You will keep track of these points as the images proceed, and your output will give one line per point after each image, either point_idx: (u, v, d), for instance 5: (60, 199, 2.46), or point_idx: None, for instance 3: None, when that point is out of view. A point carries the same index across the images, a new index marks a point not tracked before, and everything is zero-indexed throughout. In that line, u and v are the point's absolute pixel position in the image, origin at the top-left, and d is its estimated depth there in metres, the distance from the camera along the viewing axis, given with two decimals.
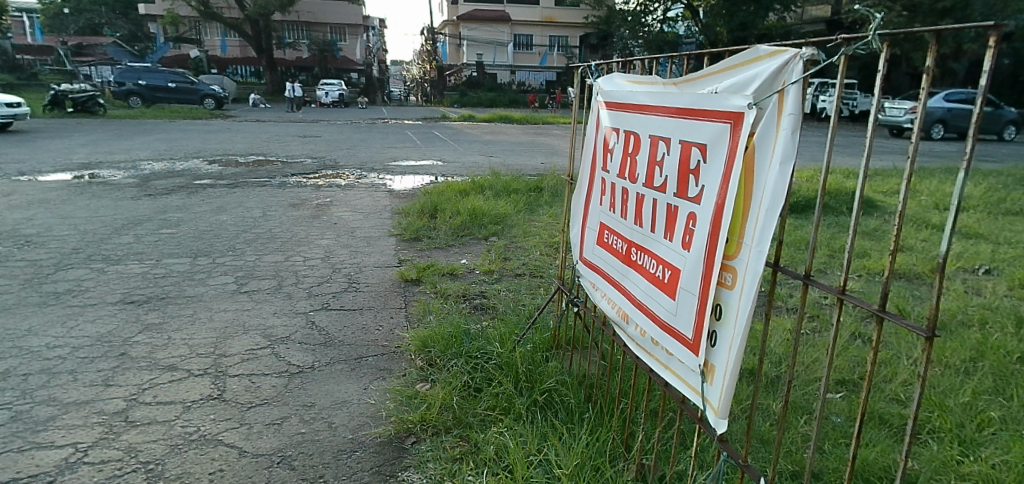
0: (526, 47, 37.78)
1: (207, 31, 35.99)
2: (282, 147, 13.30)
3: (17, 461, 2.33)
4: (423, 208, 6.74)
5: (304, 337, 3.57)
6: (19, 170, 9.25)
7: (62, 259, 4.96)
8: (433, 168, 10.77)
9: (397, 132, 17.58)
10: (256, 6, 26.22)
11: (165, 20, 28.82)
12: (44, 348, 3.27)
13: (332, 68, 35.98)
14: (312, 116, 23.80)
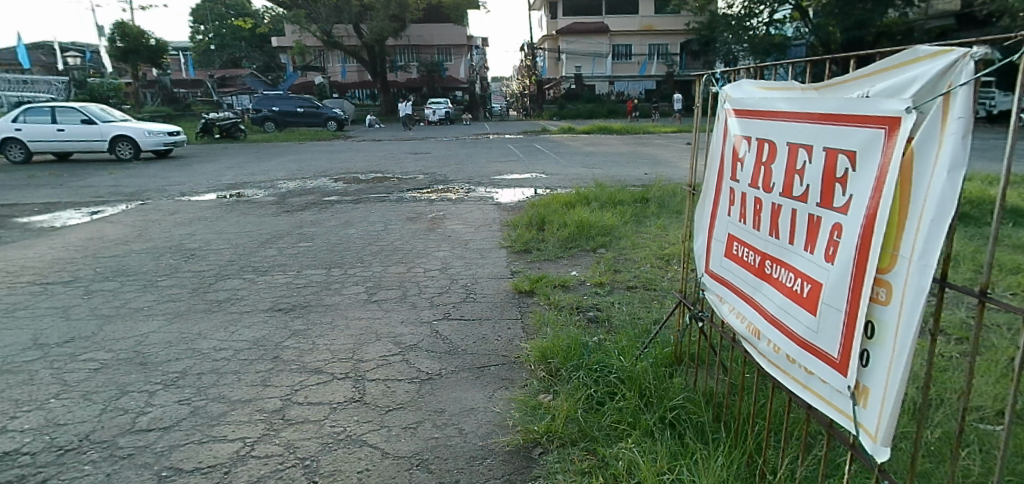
0: (625, 57, 37.18)
1: (331, 59, 38.79)
2: (398, 164, 14.02)
3: (200, 451, 2.58)
4: (531, 221, 6.87)
5: (430, 345, 3.74)
6: (180, 190, 10.43)
7: (221, 270, 5.54)
8: (537, 181, 10.89)
9: (501, 147, 17.94)
10: (373, 33, 27.93)
11: (296, 52, 31.30)
12: (212, 350, 3.65)
13: (439, 87, 37.37)
14: (423, 134, 24.91)
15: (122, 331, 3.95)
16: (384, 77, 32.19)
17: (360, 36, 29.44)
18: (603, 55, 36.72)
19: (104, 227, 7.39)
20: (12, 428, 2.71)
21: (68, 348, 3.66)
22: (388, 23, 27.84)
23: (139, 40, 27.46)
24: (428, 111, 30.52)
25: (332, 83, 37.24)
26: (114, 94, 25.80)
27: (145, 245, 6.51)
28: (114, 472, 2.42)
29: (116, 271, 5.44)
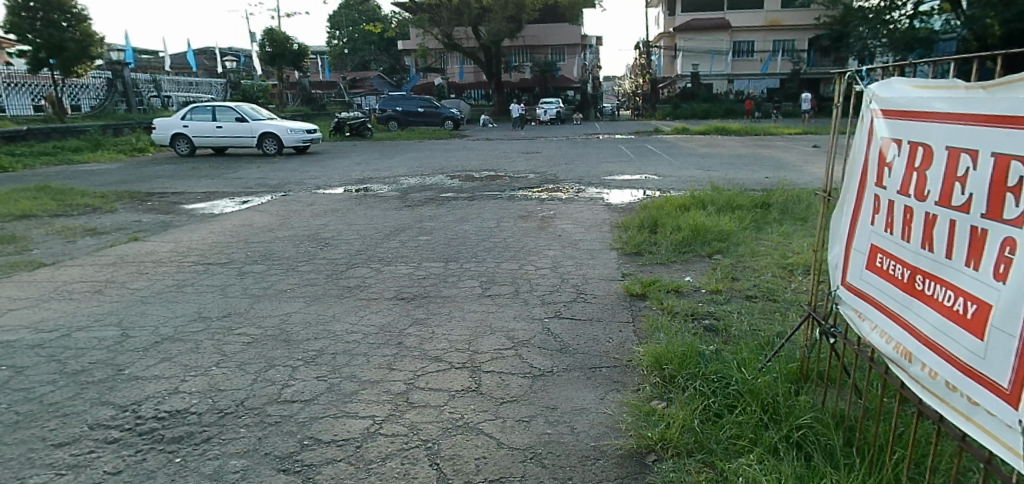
0: (747, 54, 35.26)
1: (450, 60, 40.10)
2: (511, 163, 14.23)
3: (335, 425, 2.78)
4: (643, 223, 6.75)
5: (542, 341, 3.79)
6: (315, 184, 11.24)
7: (350, 259, 5.92)
8: (649, 182, 10.65)
9: (613, 147, 17.69)
10: (490, 35, 28.51)
11: (419, 54, 32.64)
12: (344, 332, 3.92)
13: (551, 87, 37.46)
14: (535, 133, 25.12)
15: (268, 310, 4.34)
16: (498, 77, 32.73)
17: (478, 38, 30.15)
18: (722, 53, 35.13)
19: (252, 215, 8.12)
20: (183, 389, 3.07)
21: (225, 322, 4.07)
22: (505, 25, 28.30)
23: (284, 45, 29.89)
24: (539, 111, 30.78)
25: (449, 84, 38.44)
26: (261, 96, 28.22)
27: (286, 233, 7.09)
28: (263, 437, 2.67)
29: (262, 256, 5.97)
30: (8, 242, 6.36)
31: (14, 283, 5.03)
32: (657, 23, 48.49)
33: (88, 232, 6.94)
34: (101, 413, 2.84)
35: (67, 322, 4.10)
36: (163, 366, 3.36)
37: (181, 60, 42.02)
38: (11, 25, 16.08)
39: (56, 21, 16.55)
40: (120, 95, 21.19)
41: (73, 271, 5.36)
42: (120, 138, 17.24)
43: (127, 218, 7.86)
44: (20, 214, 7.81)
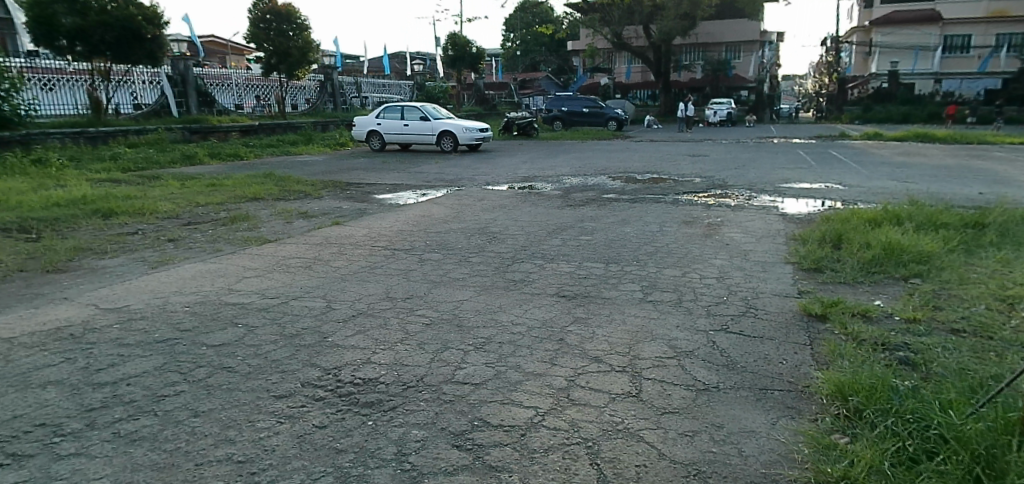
0: (961, 50, 30.82)
1: (617, 60, 39.68)
2: (676, 165, 13.81)
3: (502, 411, 2.92)
4: (825, 237, 6.21)
5: (707, 354, 3.65)
6: (485, 180, 11.78)
7: (516, 253, 6.14)
8: (832, 192, 9.74)
9: (791, 152, 16.44)
10: (661, 33, 27.78)
11: (588, 54, 32.76)
12: (511, 323, 4.09)
13: (723, 87, 35.67)
14: (702, 136, 24.11)
15: (444, 296, 4.65)
16: (667, 76, 31.82)
17: (648, 37, 29.51)
18: (929, 49, 30.87)
19: (431, 207, 8.71)
20: (374, 360, 3.41)
21: (409, 304, 4.44)
22: (678, 22, 27.42)
23: (464, 48, 31.62)
24: (709, 111, 29.49)
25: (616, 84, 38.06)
26: (442, 97, 30.08)
27: (460, 226, 7.51)
28: (439, 413, 2.88)
29: (439, 245, 6.40)
30: (242, 220, 7.45)
31: (247, 254, 5.88)
32: (850, 18, 44.13)
33: (300, 215, 7.90)
34: (309, 374, 3.25)
35: (286, 291, 4.72)
36: (358, 337, 3.75)
37: (376, 64, 46.21)
38: (252, 36, 18.75)
39: (285, 31, 18.97)
40: (328, 95, 23.78)
41: (289, 248, 6.15)
42: (326, 134, 19.36)
43: (330, 204, 8.83)
44: (251, 196, 9.11)
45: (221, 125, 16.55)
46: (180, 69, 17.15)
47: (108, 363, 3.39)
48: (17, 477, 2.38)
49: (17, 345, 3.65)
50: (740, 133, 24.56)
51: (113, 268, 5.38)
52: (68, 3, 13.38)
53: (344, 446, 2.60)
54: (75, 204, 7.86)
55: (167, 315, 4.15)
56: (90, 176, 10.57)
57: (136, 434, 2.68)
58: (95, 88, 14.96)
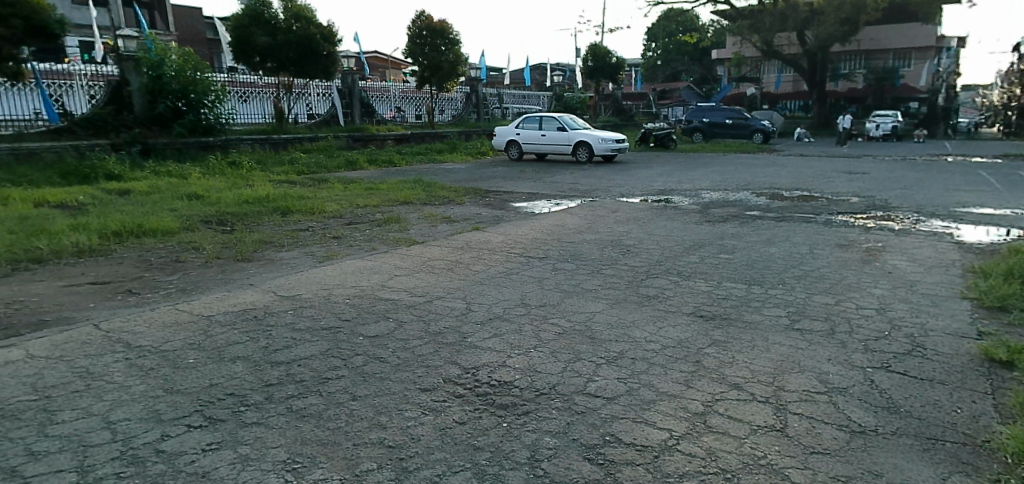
0: None
1: (766, 68, 37.42)
2: (830, 183, 12.80)
3: (635, 429, 2.88)
4: (1012, 272, 5.47)
5: (863, 393, 3.36)
6: (620, 192, 11.66)
7: (651, 268, 6.02)
8: (1021, 220, 8.54)
9: (970, 172, 14.61)
10: (819, 40, 25.86)
11: (734, 63, 31.30)
12: (644, 340, 4.02)
13: (889, 98, 32.44)
14: (861, 151, 22.12)
15: (577, 306, 4.67)
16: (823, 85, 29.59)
17: (802, 44, 27.66)
18: None
19: (566, 217, 8.79)
20: (510, 364, 3.51)
21: (543, 311, 4.52)
22: (838, 28, 25.40)
23: (604, 59, 31.41)
24: (870, 125, 26.95)
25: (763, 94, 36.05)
26: (580, 107, 30.05)
27: (594, 237, 7.51)
28: (571, 423, 2.90)
29: (573, 255, 6.44)
30: (394, 222, 8.00)
31: (398, 254, 6.30)
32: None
33: (445, 219, 8.31)
34: (450, 371, 3.42)
35: (431, 290, 5.00)
36: (495, 340, 3.89)
37: (518, 76, 47.45)
38: (410, 51, 20.02)
39: (439, 46, 20.00)
40: (473, 106, 24.75)
41: (433, 250, 6.50)
42: (470, 143, 20.20)
43: (471, 210, 9.20)
44: (402, 200, 9.75)
45: (379, 133, 17.85)
46: (348, 83, 18.68)
47: (283, 344, 3.79)
48: (213, 438, 2.73)
49: (214, 321, 4.20)
50: (908, 149, 22.27)
51: (288, 260, 6.01)
52: (264, 25, 15.42)
53: (482, 444, 2.71)
54: (259, 202, 8.86)
55: (330, 306, 4.56)
56: (271, 177, 11.88)
57: (304, 410, 2.98)
58: (279, 99, 16.74)
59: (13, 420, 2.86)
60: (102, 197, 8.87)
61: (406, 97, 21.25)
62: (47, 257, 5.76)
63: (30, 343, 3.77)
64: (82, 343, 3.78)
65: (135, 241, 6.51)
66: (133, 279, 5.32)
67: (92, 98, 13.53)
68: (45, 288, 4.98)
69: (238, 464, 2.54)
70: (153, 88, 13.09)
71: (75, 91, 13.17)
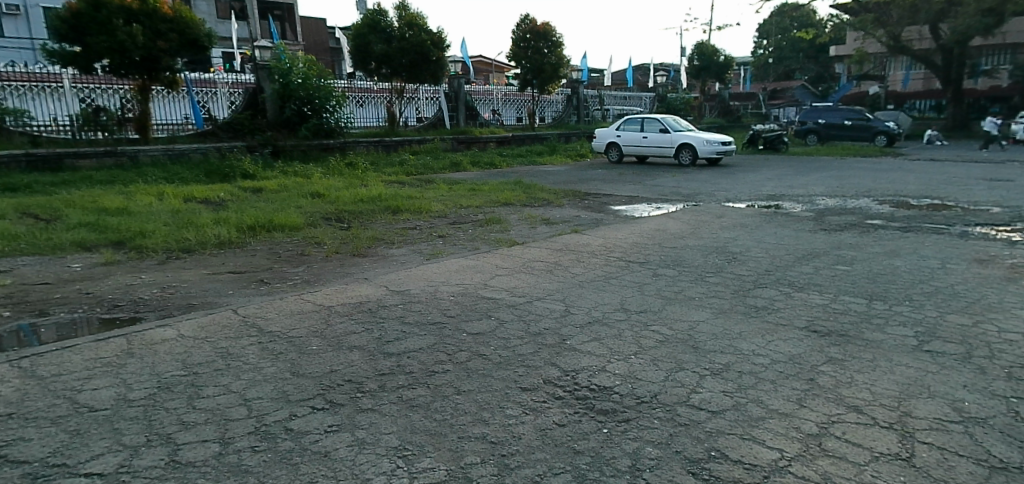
0: None
1: (893, 66, 34.71)
2: (966, 191, 11.66)
3: (742, 447, 2.78)
4: None
5: (1006, 427, 3.04)
6: (726, 197, 11.22)
7: (759, 278, 5.76)
8: None
9: None
10: (956, 33, 23.58)
11: (855, 61, 29.00)
12: (752, 353, 3.85)
13: None
14: (1005, 155, 19.98)
15: (679, 314, 4.56)
16: (960, 83, 27.00)
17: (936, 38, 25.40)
18: None
19: (668, 221, 8.58)
20: (609, 369, 3.49)
21: (643, 317, 4.44)
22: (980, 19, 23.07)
23: (711, 58, 30.28)
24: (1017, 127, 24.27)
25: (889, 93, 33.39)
26: (684, 108, 29.14)
27: (697, 243, 7.28)
28: (674, 434, 2.84)
29: (675, 261, 6.29)
30: (495, 222, 8.15)
31: (499, 254, 6.43)
32: None
33: (545, 221, 8.37)
34: (550, 372, 3.44)
35: (532, 291, 5.05)
36: (594, 344, 3.87)
37: (621, 77, 46.79)
38: (513, 54, 20.37)
39: (541, 49, 20.18)
40: (574, 108, 24.69)
41: (534, 251, 6.57)
42: (571, 145, 20.19)
43: (570, 213, 9.20)
44: (503, 201, 9.92)
45: (483, 136, 18.24)
46: (454, 87, 19.26)
47: (394, 337, 3.98)
48: (333, 421, 2.92)
49: (333, 312, 4.49)
50: None
51: (397, 257, 6.29)
52: (379, 34, 16.26)
53: (582, 448, 2.71)
54: (371, 201, 9.33)
55: (436, 302, 4.73)
56: (382, 178, 12.45)
57: (413, 401, 3.12)
58: (391, 104, 17.55)
59: (169, 391, 3.20)
60: (239, 194, 9.68)
61: (508, 100, 21.55)
62: (195, 248, 6.38)
63: (181, 324, 4.19)
64: (223, 326, 4.16)
65: (266, 235, 7.07)
66: (265, 270, 5.78)
67: (232, 104, 14.75)
68: (193, 276, 5.51)
69: (356, 447, 2.70)
70: (283, 94, 14.14)
71: (218, 98, 14.48)
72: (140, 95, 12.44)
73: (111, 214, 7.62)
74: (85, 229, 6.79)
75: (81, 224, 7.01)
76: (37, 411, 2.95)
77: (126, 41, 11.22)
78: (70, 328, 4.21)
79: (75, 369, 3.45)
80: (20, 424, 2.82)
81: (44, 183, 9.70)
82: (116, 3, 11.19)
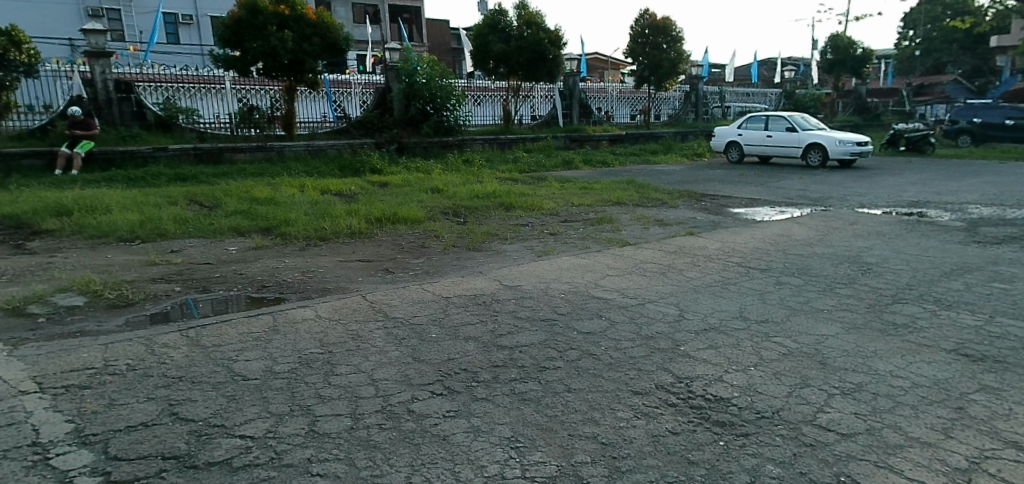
0: None
1: None
2: None
3: (876, 475, 2.57)
4: None
5: None
6: (860, 202, 10.40)
7: (899, 292, 5.29)
8: None
9: None
10: None
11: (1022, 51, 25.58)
12: (889, 375, 3.55)
13: None
14: None
15: (805, 326, 4.28)
16: None
17: None
18: None
19: (793, 227, 8.08)
20: (725, 379, 3.36)
21: (764, 328, 4.22)
22: None
23: (848, 50, 27.92)
24: None
25: None
26: (814, 105, 27.22)
27: (826, 250, 6.81)
28: (797, 454, 2.69)
29: (801, 270, 5.91)
30: (607, 222, 8.06)
31: (611, 254, 6.36)
32: None
33: (659, 222, 8.17)
34: (663, 378, 3.37)
35: (645, 293, 4.96)
36: (710, 352, 3.74)
37: (744, 72, 44.55)
38: (631, 50, 20.04)
39: (660, 44, 19.69)
40: (691, 105, 23.79)
41: (647, 252, 6.43)
42: (688, 144, 19.53)
43: (685, 214, 8.91)
44: (615, 200, 9.79)
45: (596, 134, 18.09)
46: (569, 85, 19.26)
47: (507, 330, 4.06)
48: (451, 407, 3.04)
49: (451, 302, 4.65)
50: None
51: (510, 253, 6.39)
52: (498, 33, 16.60)
53: (697, 459, 2.63)
54: (487, 197, 9.54)
55: (548, 299, 4.77)
56: (497, 175, 12.70)
57: (526, 394, 3.17)
58: (507, 102, 17.83)
59: (306, 367, 3.47)
60: (367, 187, 10.26)
61: (623, 98, 21.08)
62: (329, 236, 6.86)
63: (318, 306, 4.53)
64: (353, 310, 4.45)
65: (391, 227, 7.45)
66: (389, 260, 6.09)
67: (365, 102, 15.47)
68: (327, 262, 5.93)
69: (472, 433, 2.79)
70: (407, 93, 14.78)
71: (352, 96, 15.29)
72: (287, 95, 13.52)
73: (261, 203, 8.37)
74: (238, 217, 7.51)
75: (235, 211, 7.75)
76: (201, 376, 3.31)
77: (278, 46, 12.27)
78: (224, 304, 4.68)
79: (232, 340, 3.83)
80: (188, 386, 3.18)
81: (204, 173, 10.81)
82: (271, 10, 12.27)
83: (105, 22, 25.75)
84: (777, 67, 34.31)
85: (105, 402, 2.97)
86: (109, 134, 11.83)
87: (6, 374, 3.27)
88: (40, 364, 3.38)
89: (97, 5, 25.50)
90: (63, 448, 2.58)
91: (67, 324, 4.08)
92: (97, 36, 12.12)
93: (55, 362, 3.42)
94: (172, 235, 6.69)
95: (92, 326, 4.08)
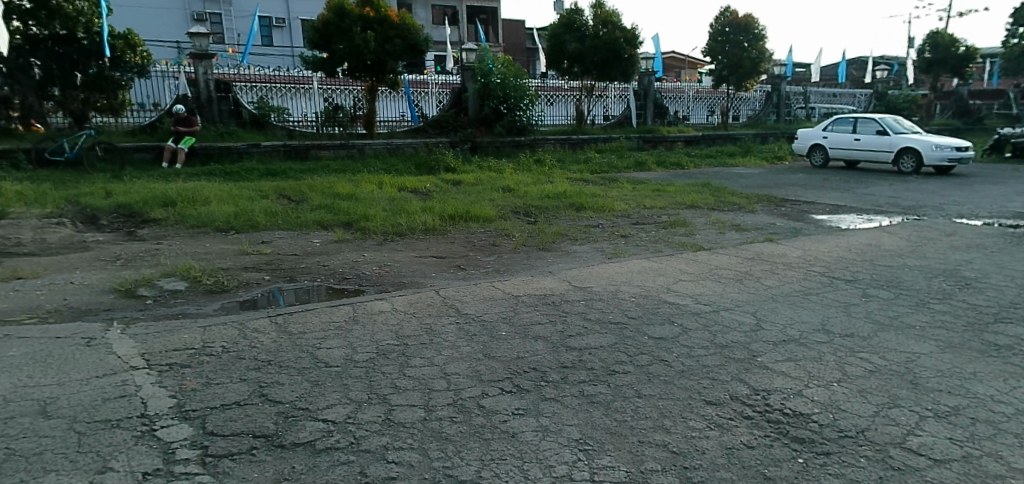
0: None
1: None
2: None
3: None
4: None
5: None
6: (958, 211, 9.72)
7: (1002, 310, 4.91)
8: None
9: None
10: None
11: None
12: (989, 399, 3.31)
13: None
14: None
15: (894, 343, 4.06)
16: None
17: None
18: None
19: (881, 236, 7.65)
20: (806, 394, 3.23)
21: (849, 342, 4.03)
22: None
23: (948, 49, 25.97)
24: None
25: None
26: (909, 107, 25.62)
27: (918, 263, 6.41)
28: (883, 477, 2.56)
29: (890, 282, 5.60)
30: (681, 225, 7.90)
31: (684, 258, 6.23)
32: None
33: (735, 227, 7.93)
34: (738, 389, 3.29)
35: (719, 300, 4.84)
36: (789, 364, 3.61)
37: (832, 71, 42.44)
38: (711, 49, 19.56)
39: (741, 42, 19.12)
40: (773, 106, 22.77)
41: (722, 258, 6.27)
42: (768, 146, 18.82)
43: (764, 220, 8.60)
44: (689, 204, 9.58)
45: (670, 135, 17.73)
46: (644, 85, 18.91)
47: (576, 331, 4.07)
48: (521, 405, 3.07)
49: (521, 301, 4.70)
50: None
51: (580, 254, 6.38)
52: (573, 33, 16.61)
53: (773, 475, 2.56)
54: (558, 198, 9.54)
55: (618, 301, 4.74)
56: (569, 175, 12.68)
57: (594, 397, 3.17)
58: (580, 101, 17.66)
59: (382, 357, 3.60)
60: (441, 185, 10.48)
61: (699, 98, 20.49)
62: (405, 232, 7.06)
63: (394, 299, 4.68)
64: (426, 305, 4.57)
65: (463, 224, 7.58)
66: (461, 257, 6.21)
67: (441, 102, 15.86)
68: (403, 257, 6.10)
69: (541, 433, 2.82)
70: (482, 93, 14.98)
71: (429, 96, 15.75)
72: (369, 95, 14.00)
73: (343, 198, 8.72)
74: (322, 211, 7.84)
75: (319, 206, 8.11)
76: (287, 361, 3.49)
77: (361, 46, 12.73)
78: (307, 294, 4.91)
79: (316, 328, 4.03)
80: (276, 370, 3.37)
81: (292, 169, 11.37)
82: (357, 13, 12.77)
83: (207, 26, 27.52)
84: (869, 65, 32.39)
85: (203, 381, 3.19)
86: (209, 130, 12.62)
87: (119, 349, 3.57)
88: (147, 342, 3.67)
89: (201, 9, 27.30)
90: (167, 421, 2.79)
91: (171, 306, 4.41)
92: (201, 39, 12.97)
93: (160, 341, 3.70)
94: (263, 226, 7.08)
95: (192, 309, 4.38)
